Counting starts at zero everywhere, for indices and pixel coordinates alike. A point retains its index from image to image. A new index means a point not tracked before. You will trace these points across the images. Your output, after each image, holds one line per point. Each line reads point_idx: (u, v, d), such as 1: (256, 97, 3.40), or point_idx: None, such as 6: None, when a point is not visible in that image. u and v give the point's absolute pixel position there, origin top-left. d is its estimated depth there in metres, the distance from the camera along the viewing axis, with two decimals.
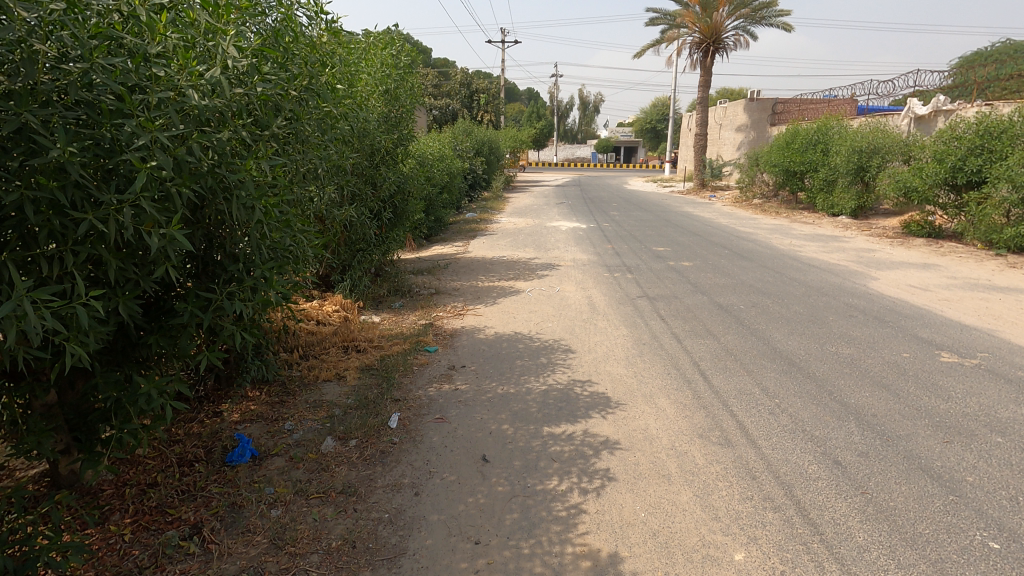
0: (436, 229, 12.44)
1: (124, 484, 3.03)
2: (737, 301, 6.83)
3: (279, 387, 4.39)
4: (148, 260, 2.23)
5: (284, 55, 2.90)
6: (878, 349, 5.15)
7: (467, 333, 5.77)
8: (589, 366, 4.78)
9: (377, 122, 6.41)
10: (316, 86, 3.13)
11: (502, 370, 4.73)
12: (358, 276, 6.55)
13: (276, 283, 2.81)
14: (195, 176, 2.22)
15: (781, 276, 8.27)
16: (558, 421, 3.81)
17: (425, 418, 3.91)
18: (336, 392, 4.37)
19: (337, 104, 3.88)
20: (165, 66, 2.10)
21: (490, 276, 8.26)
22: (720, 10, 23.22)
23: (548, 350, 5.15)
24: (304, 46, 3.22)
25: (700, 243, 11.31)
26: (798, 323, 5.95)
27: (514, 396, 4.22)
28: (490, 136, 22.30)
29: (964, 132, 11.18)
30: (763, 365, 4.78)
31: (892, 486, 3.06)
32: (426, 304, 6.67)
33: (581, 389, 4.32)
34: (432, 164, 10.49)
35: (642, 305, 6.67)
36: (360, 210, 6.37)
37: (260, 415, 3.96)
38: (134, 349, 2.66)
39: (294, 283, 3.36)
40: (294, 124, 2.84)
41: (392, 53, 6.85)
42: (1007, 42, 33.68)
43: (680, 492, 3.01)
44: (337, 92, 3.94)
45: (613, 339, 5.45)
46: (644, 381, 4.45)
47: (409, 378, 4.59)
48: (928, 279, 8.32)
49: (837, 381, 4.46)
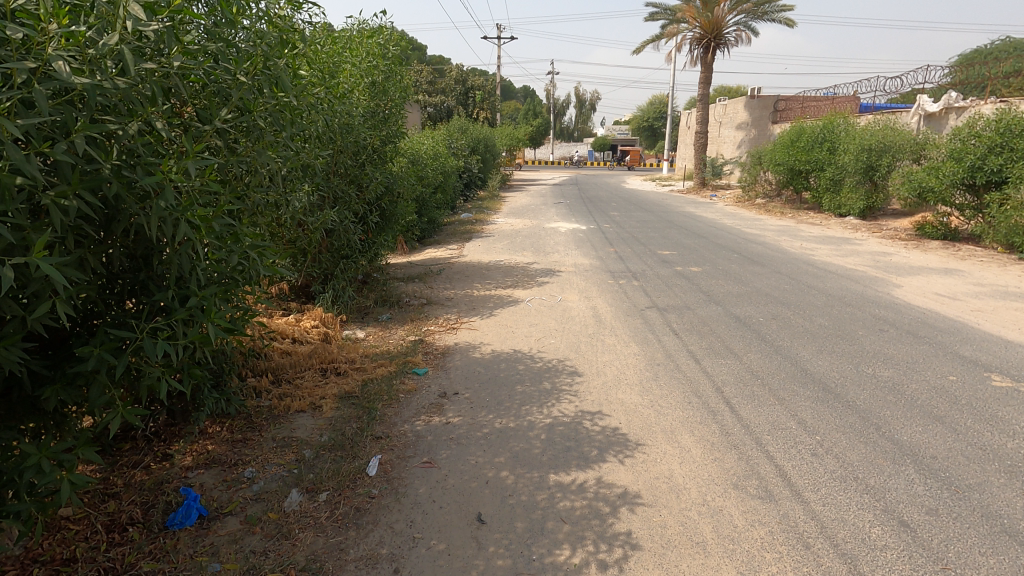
0: (429, 230, 11.91)
1: (33, 562, 2.44)
2: (755, 313, 6.27)
3: (243, 420, 3.81)
4: (25, 294, 1.65)
5: (236, 32, 2.33)
6: (921, 371, 4.60)
7: (461, 351, 5.19)
8: (598, 393, 4.21)
9: (360, 117, 5.81)
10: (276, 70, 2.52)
11: (500, 399, 4.15)
12: (340, 286, 5.98)
13: (219, 316, 2.23)
14: (86, 182, 1.64)
15: (798, 283, 7.73)
16: (566, 466, 3.24)
17: (410, 462, 3.33)
18: (309, 427, 3.79)
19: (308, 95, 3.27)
20: (34, 30, 1.52)
21: (486, 283, 7.71)
22: (721, 5, 22.69)
23: (551, 374, 4.59)
24: (275, 26, 2.64)
25: (707, 246, 10.78)
26: (825, 338, 5.40)
27: (514, 433, 3.64)
28: (486, 133, 21.72)
29: (983, 130, 10.68)
30: (795, 392, 4.23)
31: (978, 558, 2.50)
32: (415, 317, 6.09)
33: (590, 423, 3.76)
34: (424, 163, 9.93)
35: (652, 317, 6.14)
36: (343, 213, 5.76)
37: (217, 459, 3.37)
38: (37, 402, 2.09)
39: (249, 308, 2.78)
40: (248, 120, 2.26)
41: (379, 42, 6.24)
42: (1008, 38, 33.25)
43: (720, 568, 2.45)
44: (310, 82, 3.34)
45: (625, 360, 4.87)
46: (662, 413, 3.89)
47: (395, 410, 4.01)
48: (955, 286, 7.78)
49: (882, 411, 3.91)
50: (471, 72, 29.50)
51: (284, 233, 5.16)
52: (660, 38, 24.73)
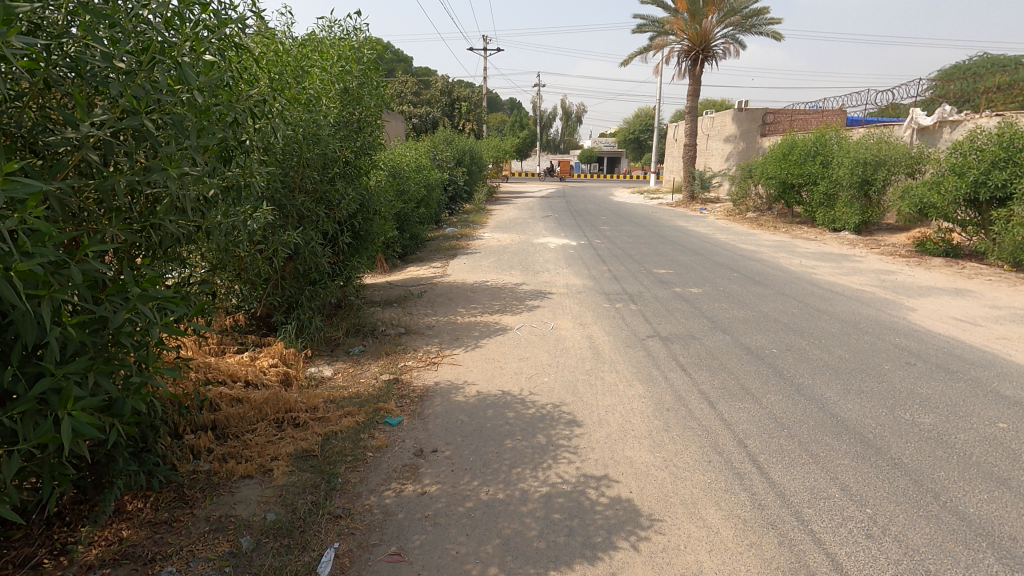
0: (411, 247, 11.23)
1: None
2: (767, 342, 5.72)
3: (172, 493, 3.13)
4: None
5: (132, 20, 1.97)
6: (965, 417, 4.05)
7: (443, 393, 4.53)
8: (602, 450, 3.59)
9: (328, 127, 5.17)
10: (172, 58, 2.01)
11: (487, 458, 3.51)
12: (306, 316, 5.31)
13: (81, 404, 1.62)
14: None
15: (805, 306, 7.21)
16: (569, 559, 2.60)
17: (374, 553, 2.67)
18: (254, 500, 3.11)
19: (242, 98, 2.70)
20: None
21: (471, 307, 7.07)
22: (709, 17, 22.52)
23: (545, 423, 3.95)
24: (192, 19, 2.27)
25: (704, 264, 10.26)
26: (849, 374, 4.85)
27: (504, 509, 2.98)
28: (472, 145, 21.19)
29: (985, 144, 10.34)
30: (829, 446, 3.63)
31: None
32: (391, 350, 5.43)
33: (597, 493, 3.12)
34: (404, 177, 9.32)
35: (655, 348, 5.55)
36: (308, 234, 5.12)
37: (132, 551, 2.69)
38: None
39: (149, 383, 2.12)
40: (136, 120, 1.85)
41: (352, 44, 5.59)
42: (985, 55, 34.00)
43: None
44: (250, 92, 2.90)
45: (629, 404, 4.25)
46: (680, 477, 3.28)
47: (360, 475, 3.34)
48: (971, 309, 7.30)
49: (935, 473, 3.33)
50: (457, 83, 29.09)
51: (235, 256, 4.51)
52: (648, 51, 24.51)
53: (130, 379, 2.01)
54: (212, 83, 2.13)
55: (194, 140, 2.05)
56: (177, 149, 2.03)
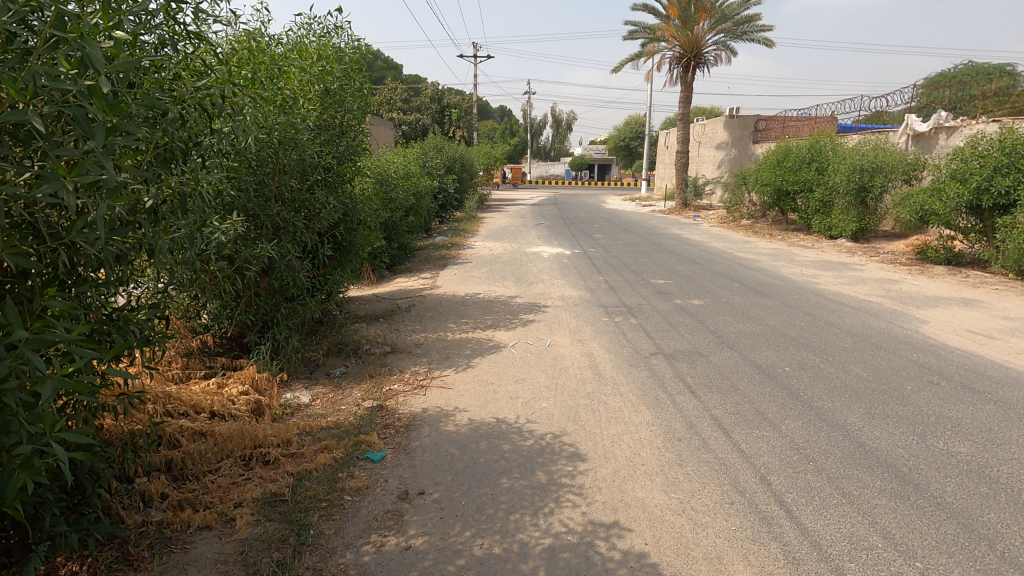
0: (400, 257, 10.84)
1: None
2: (778, 360, 5.36)
3: (114, 553, 2.69)
4: None
5: None
6: (1003, 445, 3.70)
7: (431, 422, 4.12)
8: (611, 491, 3.19)
9: (306, 130, 4.76)
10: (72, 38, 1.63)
11: (480, 502, 3.10)
12: (283, 335, 4.88)
13: None
14: None
15: (813, 319, 6.88)
16: None
17: None
18: (209, 558, 2.68)
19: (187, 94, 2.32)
20: None
21: (462, 322, 6.66)
22: (700, 24, 22.41)
23: (545, 458, 3.55)
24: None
25: (703, 273, 9.95)
26: (870, 396, 4.49)
27: (500, 567, 2.58)
28: (463, 152, 20.85)
29: (987, 150, 10.13)
30: (861, 483, 3.27)
31: None
32: (376, 372, 5.01)
33: (608, 545, 2.73)
34: (392, 184, 8.92)
35: (659, 366, 5.19)
36: (284, 247, 4.69)
37: None
38: None
39: (45, 451, 1.76)
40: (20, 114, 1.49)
41: (333, 44, 5.19)
42: (971, 62, 34.37)
43: None
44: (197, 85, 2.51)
45: (637, 434, 3.87)
46: (703, 524, 2.89)
47: (336, 525, 2.92)
48: (984, 321, 6.99)
49: (984, 514, 2.97)
50: (447, 90, 28.78)
51: (198, 272, 4.08)
52: (640, 57, 24.40)
53: (14, 449, 1.65)
54: (128, 69, 1.74)
55: (101, 140, 1.64)
56: (82, 152, 1.65)
